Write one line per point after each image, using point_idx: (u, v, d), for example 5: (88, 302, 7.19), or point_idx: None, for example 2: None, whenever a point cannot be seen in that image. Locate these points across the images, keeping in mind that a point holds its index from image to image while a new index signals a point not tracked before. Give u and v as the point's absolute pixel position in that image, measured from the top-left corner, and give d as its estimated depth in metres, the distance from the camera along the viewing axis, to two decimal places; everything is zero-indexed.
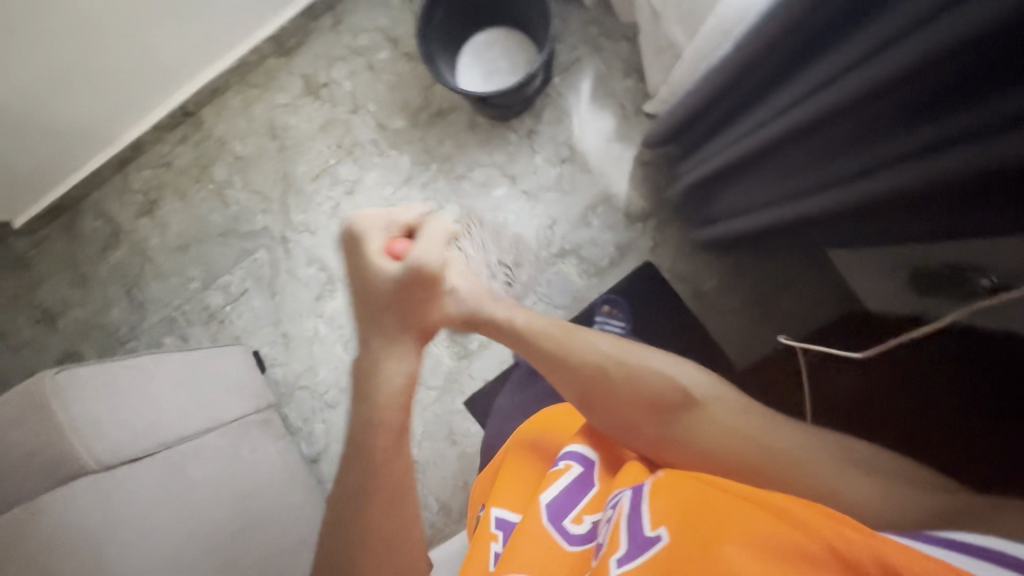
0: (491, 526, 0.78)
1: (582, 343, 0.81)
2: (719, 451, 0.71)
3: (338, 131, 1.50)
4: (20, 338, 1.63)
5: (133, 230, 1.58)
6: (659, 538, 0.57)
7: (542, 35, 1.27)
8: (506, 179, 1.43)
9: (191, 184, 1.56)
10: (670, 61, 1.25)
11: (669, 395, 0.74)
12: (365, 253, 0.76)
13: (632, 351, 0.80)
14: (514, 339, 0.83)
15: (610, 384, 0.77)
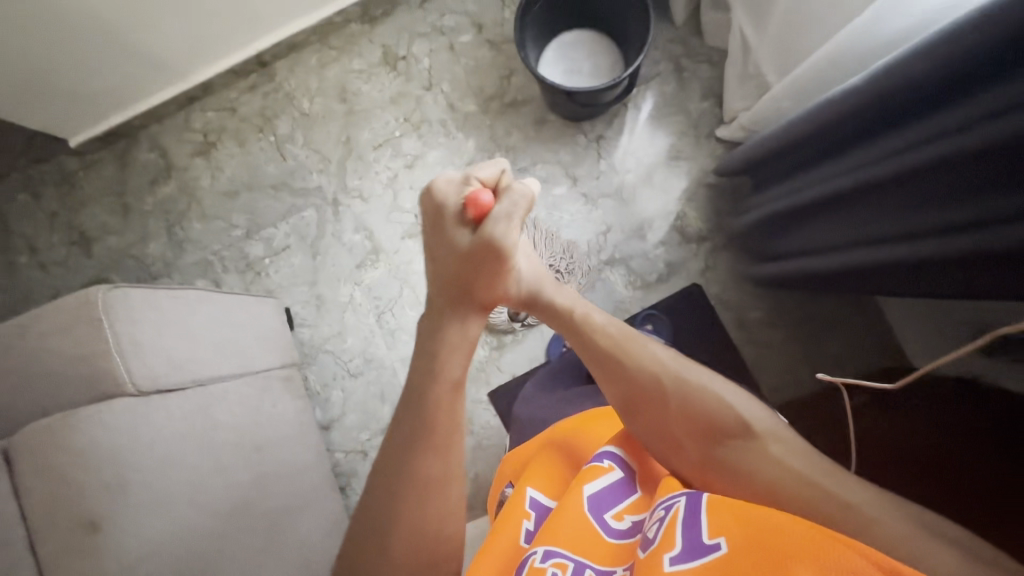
0: (524, 504, 0.76)
1: (637, 349, 0.80)
2: (759, 485, 0.65)
3: (408, 105, 1.50)
4: (52, 256, 1.62)
5: (185, 168, 1.58)
6: (717, 547, 0.56)
7: (636, 44, 1.27)
8: (568, 180, 1.43)
9: (252, 133, 1.56)
10: (753, 91, 1.27)
11: (716, 417, 0.71)
12: (445, 219, 0.78)
13: (688, 367, 0.78)
14: (575, 334, 0.85)
15: (657, 398, 0.75)
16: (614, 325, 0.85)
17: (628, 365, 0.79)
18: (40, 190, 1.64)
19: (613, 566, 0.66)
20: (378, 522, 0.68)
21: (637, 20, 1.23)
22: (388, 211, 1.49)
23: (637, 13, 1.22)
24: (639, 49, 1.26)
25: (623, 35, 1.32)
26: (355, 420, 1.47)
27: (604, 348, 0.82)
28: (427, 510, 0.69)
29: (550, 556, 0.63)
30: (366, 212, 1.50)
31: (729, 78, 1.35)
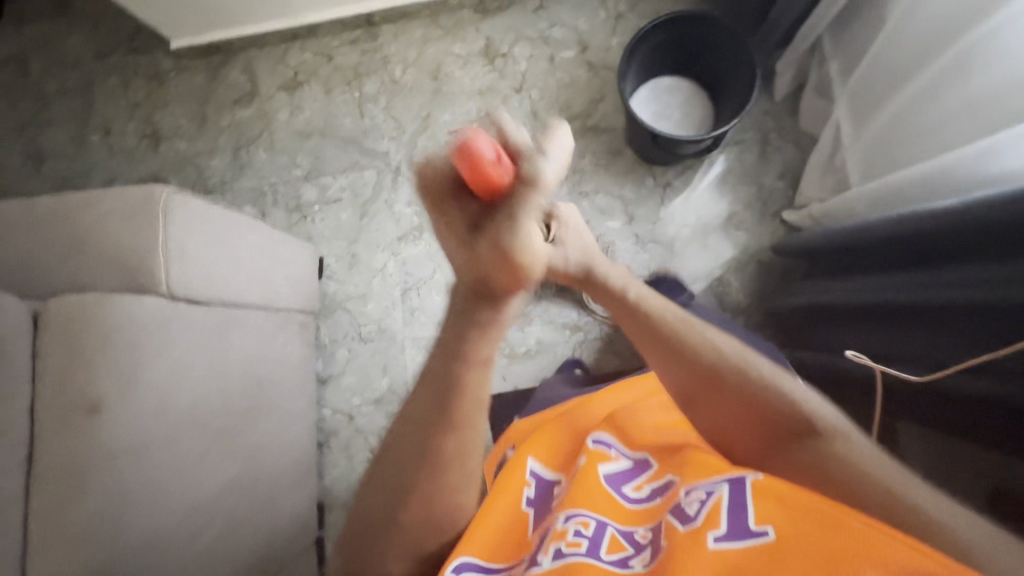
0: (525, 471, 0.82)
1: (693, 332, 0.86)
2: (812, 473, 0.68)
3: (494, 101, 1.52)
4: (122, 142, 1.68)
5: (269, 98, 1.62)
6: (763, 533, 0.59)
7: (732, 106, 1.26)
8: (624, 216, 1.43)
9: (341, 84, 1.60)
10: (832, 187, 1.26)
11: (770, 403, 0.75)
12: (440, 209, 0.60)
13: (742, 355, 0.81)
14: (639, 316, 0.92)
15: (717, 380, 0.80)
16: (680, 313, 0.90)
17: (683, 349, 0.84)
18: (130, 78, 1.69)
19: (634, 526, 0.72)
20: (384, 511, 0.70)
21: (739, 82, 1.22)
22: None
23: (740, 75, 1.20)
24: (733, 111, 1.24)
25: (723, 94, 1.31)
26: (353, 382, 1.49)
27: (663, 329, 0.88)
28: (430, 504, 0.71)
29: (573, 517, 0.68)
30: None
31: (812, 165, 1.34)
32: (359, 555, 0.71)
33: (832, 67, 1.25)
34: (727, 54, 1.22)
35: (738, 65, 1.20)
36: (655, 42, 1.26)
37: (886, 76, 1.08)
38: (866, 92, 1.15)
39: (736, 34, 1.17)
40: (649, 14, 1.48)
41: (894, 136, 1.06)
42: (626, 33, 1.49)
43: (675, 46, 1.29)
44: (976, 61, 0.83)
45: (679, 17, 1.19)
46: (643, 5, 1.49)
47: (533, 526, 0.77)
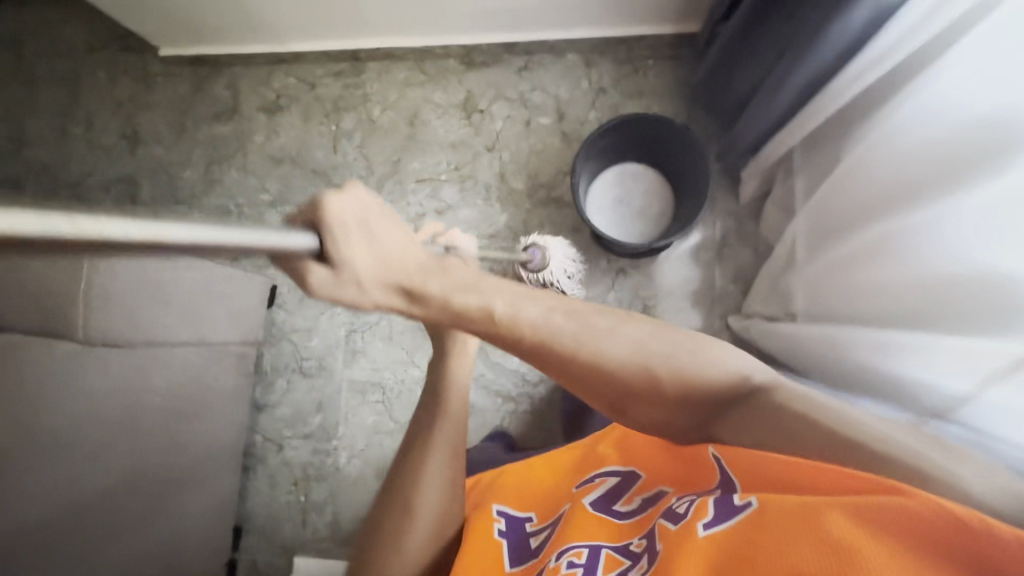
0: (493, 513, 0.81)
1: (564, 341, 0.65)
2: (772, 436, 0.56)
3: (465, 156, 1.52)
4: (102, 138, 1.70)
5: (248, 118, 1.63)
6: (748, 505, 0.55)
7: (685, 215, 1.25)
8: None
9: (319, 115, 1.60)
10: (774, 307, 1.25)
11: (696, 380, 0.61)
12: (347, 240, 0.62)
13: (628, 341, 0.64)
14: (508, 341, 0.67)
15: (639, 395, 0.64)
16: (546, 311, 0.66)
17: (573, 371, 0.66)
18: (118, 75, 1.70)
19: (628, 539, 0.67)
20: (413, 481, 0.82)
21: (697, 193, 1.22)
22: None
23: (698, 185, 1.21)
24: (683, 224, 1.23)
25: (683, 199, 1.29)
26: (287, 414, 1.52)
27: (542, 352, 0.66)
28: (432, 517, 0.80)
29: (565, 552, 0.65)
30: None
31: (763, 277, 1.32)
32: (390, 527, 0.80)
33: (799, 183, 1.18)
34: (689, 160, 1.21)
35: (699, 174, 1.20)
36: (617, 136, 1.25)
37: (825, 220, 1.06)
38: (813, 227, 1.13)
39: (697, 144, 1.16)
40: (630, 93, 1.46)
41: (828, 283, 1.04)
42: (604, 108, 1.47)
43: (640, 142, 1.28)
44: (892, 249, 0.82)
45: (643, 117, 1.19)
46: (626, 82, 1.46)
47: (511, 562, 0.74)
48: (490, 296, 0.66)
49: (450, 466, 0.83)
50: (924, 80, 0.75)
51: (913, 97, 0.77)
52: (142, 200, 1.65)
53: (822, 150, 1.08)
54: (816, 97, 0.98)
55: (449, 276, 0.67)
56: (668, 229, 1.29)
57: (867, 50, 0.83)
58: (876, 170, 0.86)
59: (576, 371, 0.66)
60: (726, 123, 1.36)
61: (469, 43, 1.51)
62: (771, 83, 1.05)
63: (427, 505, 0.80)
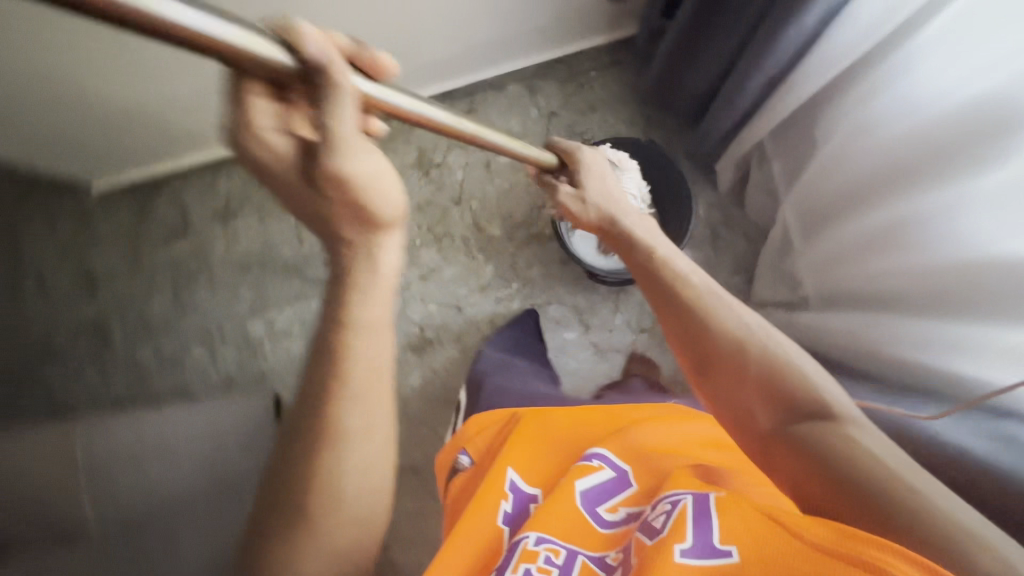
0: (505, 484, 0.71)
1: (702, 293, 0.75)
2: (821, 466, 0.58)
3: (433, 215, 1.46)
4: (56, 290, 1.59)
5: (203, 231, 1.56)
6: (728, 554, 0.52)
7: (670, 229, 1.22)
8: (580, 326, 1.40)
9: (275, 210, 1.53)
10: (783, 293, 1.23)
11: (783, 383, 0.64)
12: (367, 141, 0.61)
13: (776, 340, 0.68)
14: (646, 265, 0.81)
15: (728, 360, 0.68)
16: (702, 281, 0.77)
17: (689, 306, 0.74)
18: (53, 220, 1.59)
19: (607, 550, 0.64)
20: (328, 480, 0.66)
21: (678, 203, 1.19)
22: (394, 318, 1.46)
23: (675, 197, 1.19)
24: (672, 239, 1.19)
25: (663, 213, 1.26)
26: None
27: (675, 282, 0.77)
28: (356, 517, 0.68)
29: (542, 541, 0.62)
30: None
31: (765, 263, 1.29)
32: (300, 535, 0.65)
33: (776, 167, 1.16)
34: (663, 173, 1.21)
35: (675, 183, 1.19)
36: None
37: (822, 216, 1.05)
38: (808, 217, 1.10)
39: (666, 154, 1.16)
40: (582, 109, 1.42)
41: (839, 273, 1.02)
42: (560, 131, 1.42)
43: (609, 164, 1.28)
44: (906, 236, 0.81)
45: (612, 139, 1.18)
46: (575, 99, 1.42)
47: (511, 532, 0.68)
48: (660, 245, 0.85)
49: (371, 455, 0.69)
50: (903, 60, 0.75)
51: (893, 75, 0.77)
52: (116, 343, 1.55)
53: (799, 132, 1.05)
54: (780, 91, 0.96)
55: (644, 228, 0.89)
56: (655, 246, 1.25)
57: (827, 39, 0.82)
58: (873, 141, 0.85)
59: (689, 307, 0.74)
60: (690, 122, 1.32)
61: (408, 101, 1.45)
62: (733, 85, 1.02)
63: (349, 505, 0.67)
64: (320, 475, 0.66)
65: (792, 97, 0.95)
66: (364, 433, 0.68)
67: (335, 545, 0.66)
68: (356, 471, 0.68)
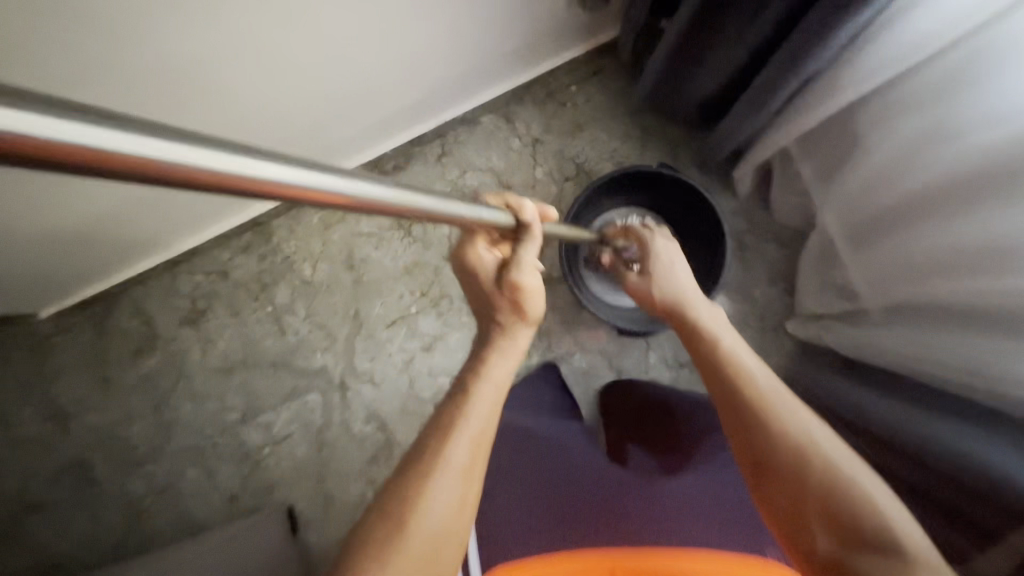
0: None
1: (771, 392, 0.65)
2: None
3: (425, 277, 1.30)
4: (24, 434, 1.41)
5: (174, 340, 1.39)
6: None
7: (705, 262, 1.07)
8: (611, 371, 1.25)
9: (248, 302, 1.36)
10: (837, 302, 1.08)
11: (847, 500, 0.54)
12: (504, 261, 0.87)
13: (857, 469, 0.57)
14: (710, 351, 0.72)
15: (789, 465, 0.59)
16: (774, 381, 0.66)
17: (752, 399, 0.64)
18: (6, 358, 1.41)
19: None
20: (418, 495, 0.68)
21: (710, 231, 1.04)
22: (403, 399, 1.31)
23: (707, 223, 1.04)
24: (710, 276, 1.04)
25: (690, 243, 1.11)
26: None
27: (736, 372, 0.68)
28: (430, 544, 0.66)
29: None
30: (379, 400, 1.31)
31: (807, 269, 1.14)
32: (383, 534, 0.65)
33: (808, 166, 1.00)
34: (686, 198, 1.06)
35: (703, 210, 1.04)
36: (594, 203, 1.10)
37: (870, 228, 0.94)
38: (850, 216, 0.98)
39: (688, 181, 1.01)
40: (569, 130, 1.26)
41: (901, 287, 0.89)
42: (549, 160, 1.26)
43: (620, 198, 1.12)
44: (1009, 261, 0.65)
45: (622, 173, 1.03)
46: (558, 120, 1.26)
47: None
48: (730, 338, 0.74)
49: (463, 485, 0.71)
50: (984, 57, 0.62)
51: (966, 76, 0.65)
52: (103, 481, 1.39)
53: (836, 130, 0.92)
54: (830, 86, 0.79)
55: (716, 322, 0.77)
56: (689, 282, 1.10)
57: (889, 35, 0.68)
58: (928, 152, 0.74)
59: (752, 398, 0.64)
60: (701, 125, 1.17)
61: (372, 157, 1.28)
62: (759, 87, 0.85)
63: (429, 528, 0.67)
64: (420, 480, 0.70)
65: (841, 97, 0.79)
66: (465, 468, 0.72)
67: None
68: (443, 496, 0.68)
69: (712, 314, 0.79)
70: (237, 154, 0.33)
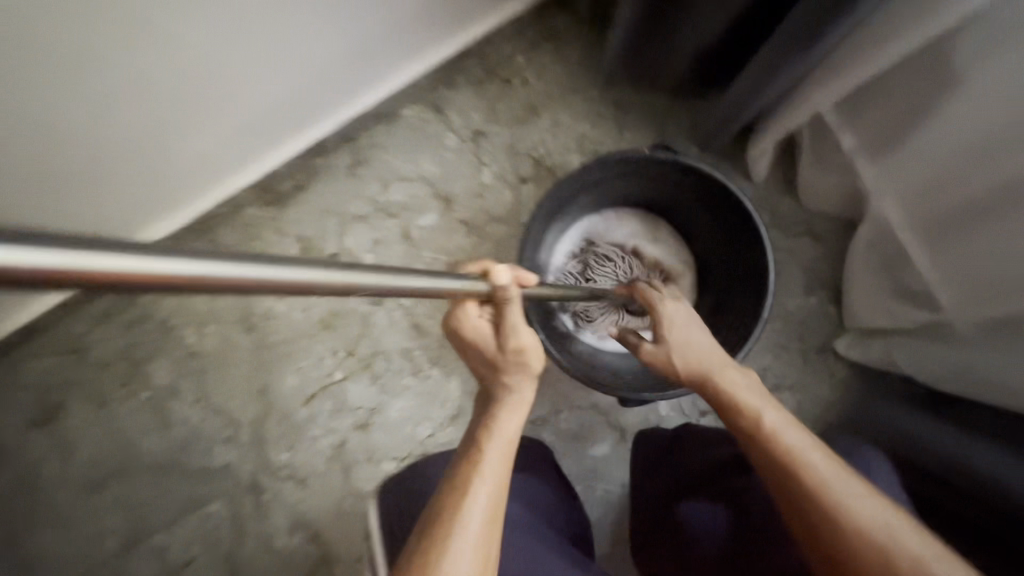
0: None
1: (868, 514, 0.45)
2: None
3: (349, 331, 0.97)
4: None
5: (14, 453, 1.01)
6: None
7: (735, 276, 0.75)
8: (610, 431, 0.93)
9: (116, 389, 1.01)
10: (910, 312, 0.78)
11: None
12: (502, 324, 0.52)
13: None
14: (773, 452, 0.49)
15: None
16: (865, 494, 0.46)
17: (852, 529, 0.44)
18: None
19: None
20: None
21: (736, 232, 0.73)
22: (338, 497, 0.97)
23: (728, 220, 0.73)
24: (745, 295, 0.72)
25: (711, 251, 0.79)
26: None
27: (821, 491, 0.46)
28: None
29: None
30: (306, 503, 0.97)
31: (857, 271, 0.85)
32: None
33: None
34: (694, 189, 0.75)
35: (721, 203, 0.73)
36: (567, 214, 0.78)
37: (934, 205, 0.71)
38: (918, 184, 0.72)
39: (693, 164, 0.70)
40: (520, 115, 0.94)
41: (999, 276, 0.65)
42: (497, 158, 0.94)
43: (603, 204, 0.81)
44: None
45: (596, 166, 0.72)
46: (504, 104, 0.94)
47: None
48: (781, 419, 0.51)
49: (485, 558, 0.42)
50: None
51: None
52: None
53: (918, 72, 0.65)
54: None
55: (750, 389, 0.54)
56: (714, 307, 0.78)
57: None
58: None
59: (852, 529, 0.44)
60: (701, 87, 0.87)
61: (258, 178, 0.93)
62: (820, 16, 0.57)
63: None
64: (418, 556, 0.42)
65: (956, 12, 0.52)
66: (487, 544, 0.43)
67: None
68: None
69: (741, 376, 0.56)
70: (202, 253, 0.24)
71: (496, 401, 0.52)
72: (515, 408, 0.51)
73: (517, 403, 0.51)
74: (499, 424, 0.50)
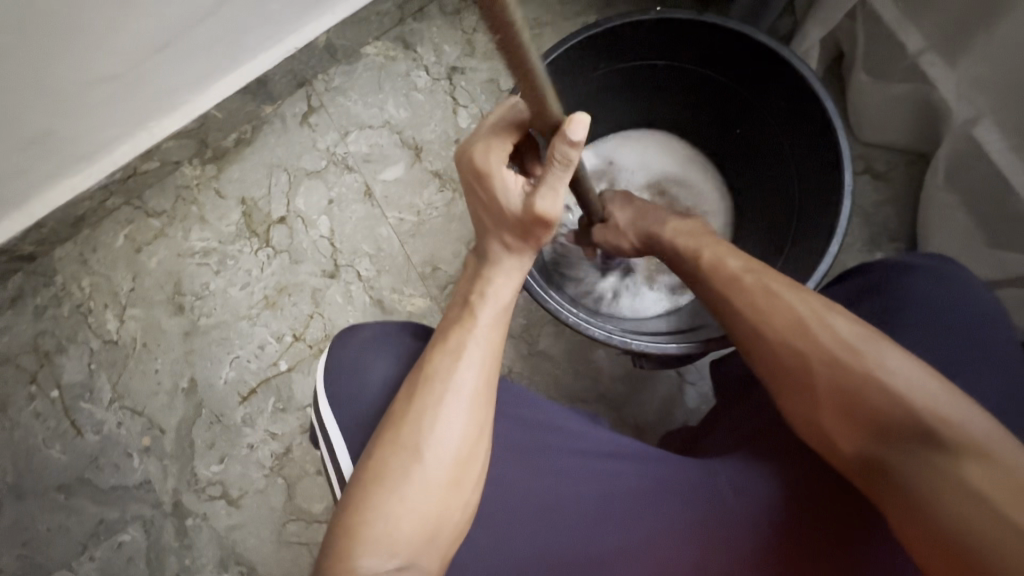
0: None
1: (791, 316, 0.42)
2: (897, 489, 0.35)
3: (297, 309, 0.79)
4: None
5: None
6: None
7: (794, 184, 0.57)
8: (621, 429, 0.73)
9: (18, 388, 0.82)
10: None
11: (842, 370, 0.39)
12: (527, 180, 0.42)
13: (940, 396, 0.36)
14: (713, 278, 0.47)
15: (773, 345, 0.42)
16: (797, 307, 0.42)
17: (772, 340, 0.42)
18: None
19: None
20: (415, 431, 0.41)
21: (798, 128, 0.54)
22: (277, 522, 0.77)
23: (786, 108, 0.55)
24: (810, 212, 0.54)
25: (761, 160, 0.61)
26: None
27: (746, 313, 0.44)
28: (442, 497, 0.40)
29: None
30: (237, 531, 0.77)
31: (936, 204, 0.66)
32: (368, 492, 0.40)
33: None
34: (742, 72, 0.57)
35: (774, 86, 0.55)
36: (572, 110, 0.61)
37: None
38: (1019, 89, 0.57)
39: (734, 29, 0.52)
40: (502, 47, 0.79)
41: None
42: (476, 98, 0.79)
43: (617, 101, 0.64)
44: None
45: (605, 35, 0.53)
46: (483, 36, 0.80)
47: None
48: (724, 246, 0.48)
49: (482, 411, 0.43)
50: None
51: None
52: None
53: None
54: None
55: (688, 231, 0.51)
56: (768, 231, 0.61)
57: None
58: None
59: (778, 335, 0.42)
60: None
61: (190, 125, 0.76)
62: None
63: (438, 471, 0.41)
64: (414, 404, 0.42)
65: None
66: (482, 397, 0.43)
67: (396, 553, 0.39)
68: (451, 425, 0.42)
69: (694, 233, 0.51)
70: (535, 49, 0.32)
71: (489, 262, 0.46)
72: (515, 272, 0.46)
73: (518, 268, 0.46)
74: (493, 288, 0.45)
